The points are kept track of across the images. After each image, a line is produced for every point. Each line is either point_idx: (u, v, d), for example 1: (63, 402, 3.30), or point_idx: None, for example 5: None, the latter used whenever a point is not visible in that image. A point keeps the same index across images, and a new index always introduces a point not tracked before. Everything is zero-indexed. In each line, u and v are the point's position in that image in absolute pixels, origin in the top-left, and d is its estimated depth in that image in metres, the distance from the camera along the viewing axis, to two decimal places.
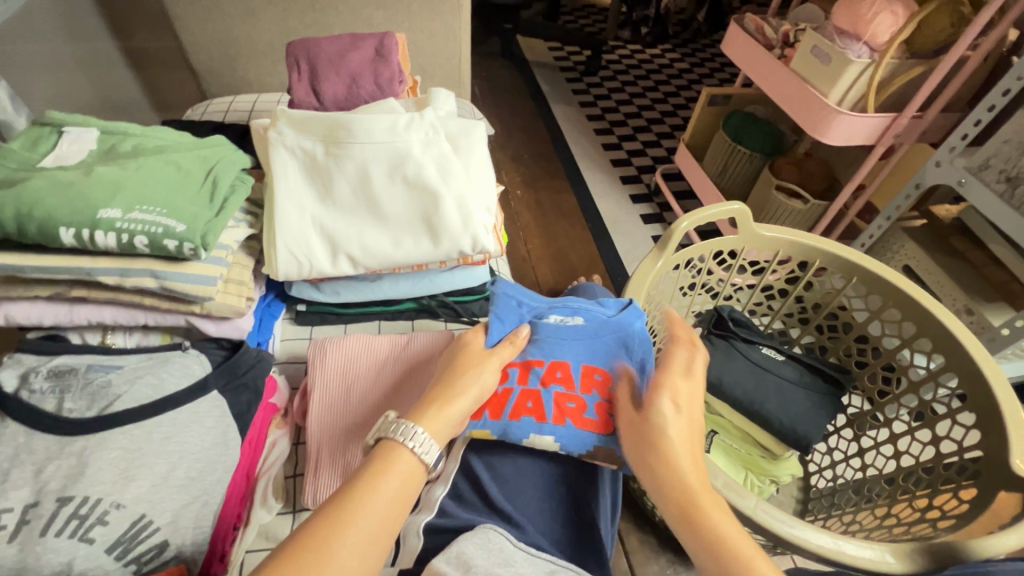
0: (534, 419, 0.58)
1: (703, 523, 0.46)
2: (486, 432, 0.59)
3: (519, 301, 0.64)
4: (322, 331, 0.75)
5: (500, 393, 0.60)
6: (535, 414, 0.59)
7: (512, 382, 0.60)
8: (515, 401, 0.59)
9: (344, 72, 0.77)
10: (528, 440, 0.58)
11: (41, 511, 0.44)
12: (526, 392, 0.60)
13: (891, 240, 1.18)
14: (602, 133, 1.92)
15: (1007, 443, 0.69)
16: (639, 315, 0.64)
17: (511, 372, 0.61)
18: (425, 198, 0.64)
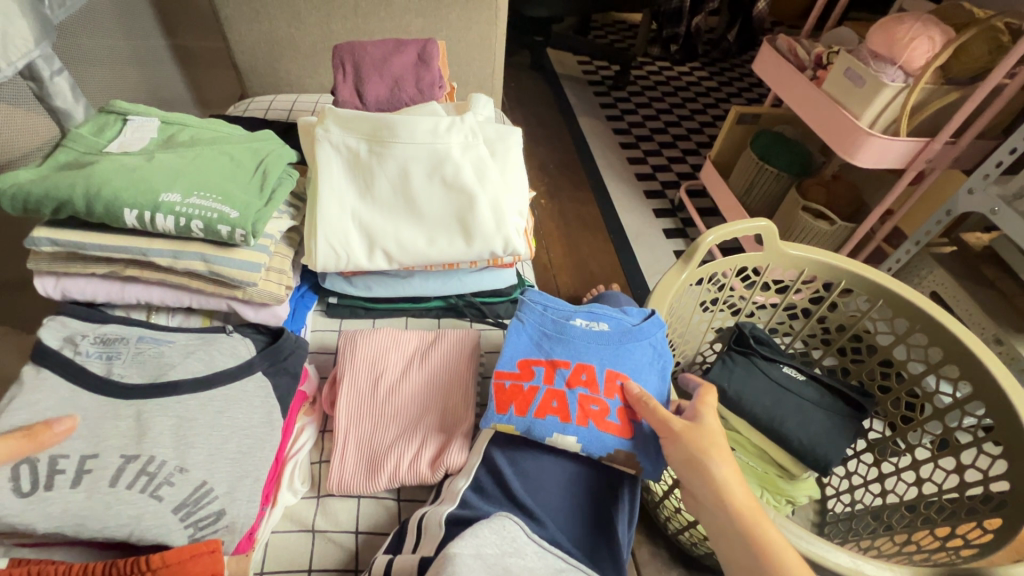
0: (558, 418, 0.58)
1: (757, 526, 0.51)
2: (511, 428, 0.59)
3: (544, 305, 0.68)
4: (351, 324, 0.77)
5: (526, 391, 0.60)
6: (559, 414, 0.59)
7: (537, 381, 0.61)
8: (541, 400, 0.59)
9: (387, 75, 0.80)
10: (550, 439, 0.58)
11: (103, 463, 0.48)
12: (551, 391, 0.60)
13: (920, 266, 1.17)
14: (628, 146, 1.94)
15: None
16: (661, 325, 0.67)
17: (538, 370, 0.62)
18: (461, 199, 0.66)
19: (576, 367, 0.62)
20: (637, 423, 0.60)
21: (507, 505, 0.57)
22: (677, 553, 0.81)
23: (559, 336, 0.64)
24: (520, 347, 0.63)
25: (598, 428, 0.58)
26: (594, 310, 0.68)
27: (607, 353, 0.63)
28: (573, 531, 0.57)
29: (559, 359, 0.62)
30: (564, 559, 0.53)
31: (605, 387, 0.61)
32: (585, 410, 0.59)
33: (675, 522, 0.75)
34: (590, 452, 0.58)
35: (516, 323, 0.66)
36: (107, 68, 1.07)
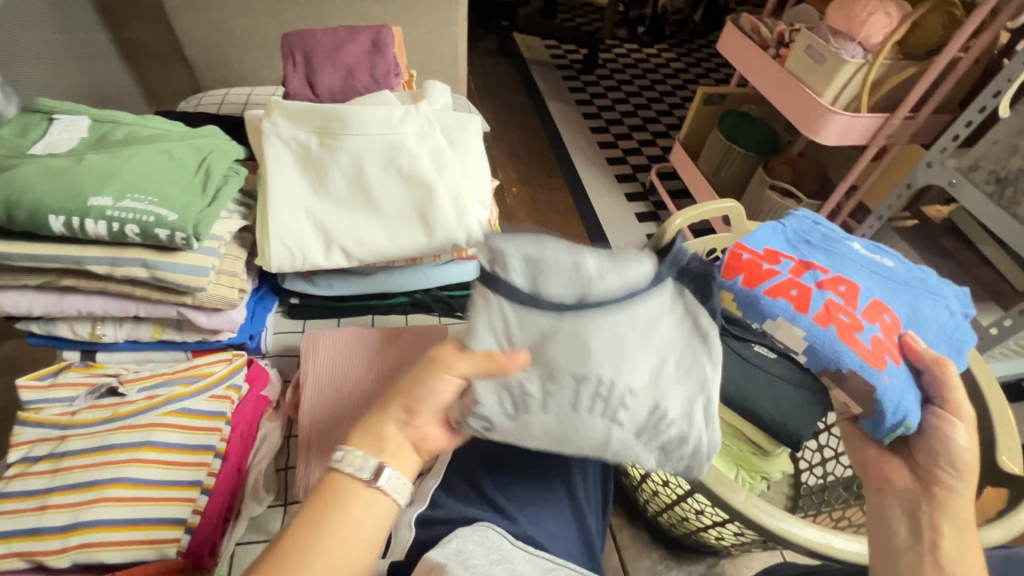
0: (791, 305, 0.56)
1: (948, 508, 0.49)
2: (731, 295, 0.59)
3: (816, 223, 0.64)
4: (315, 324, 0.75)
5: (765, 270, 0.58)
6: (795, 302, 0.56)
7: (782, 268, 0.58)
8: (780, 283, 0.57)
9: (340, 64, 0.77)
10: (773, 321, 0.56)
11: None
12: (795, 281, 0.57)
13: (884, 240, 1.19)
14: (598, 131, 1.92)
15: (993, 438, 0.71)
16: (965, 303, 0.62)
17: (789, 263, 0.59)
18: (420, 191, 0.64)
19: (836, 276, 0.58)
20: (892, 362, 0.53)
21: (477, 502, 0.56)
22: (657, 535, 0.81)
23: (825, 249, 0.61)
24: (772, 240, 0.61)
25: (839, 336, 0.53)
26: (881, 250, 0.65)
27: (877, 284, 0.59)
28: (549, 526, 0.56)
29: (817, 263, 0.59)
30: (553, 559, 0.53)
31: (868, 309, 0.56)
32: (831, 314, 0.55)
33: (653, 505, 0.75)
34: (813, 351, 0.55)
35: (775, 224, 0.64)
36: (36, 64, 1.00)
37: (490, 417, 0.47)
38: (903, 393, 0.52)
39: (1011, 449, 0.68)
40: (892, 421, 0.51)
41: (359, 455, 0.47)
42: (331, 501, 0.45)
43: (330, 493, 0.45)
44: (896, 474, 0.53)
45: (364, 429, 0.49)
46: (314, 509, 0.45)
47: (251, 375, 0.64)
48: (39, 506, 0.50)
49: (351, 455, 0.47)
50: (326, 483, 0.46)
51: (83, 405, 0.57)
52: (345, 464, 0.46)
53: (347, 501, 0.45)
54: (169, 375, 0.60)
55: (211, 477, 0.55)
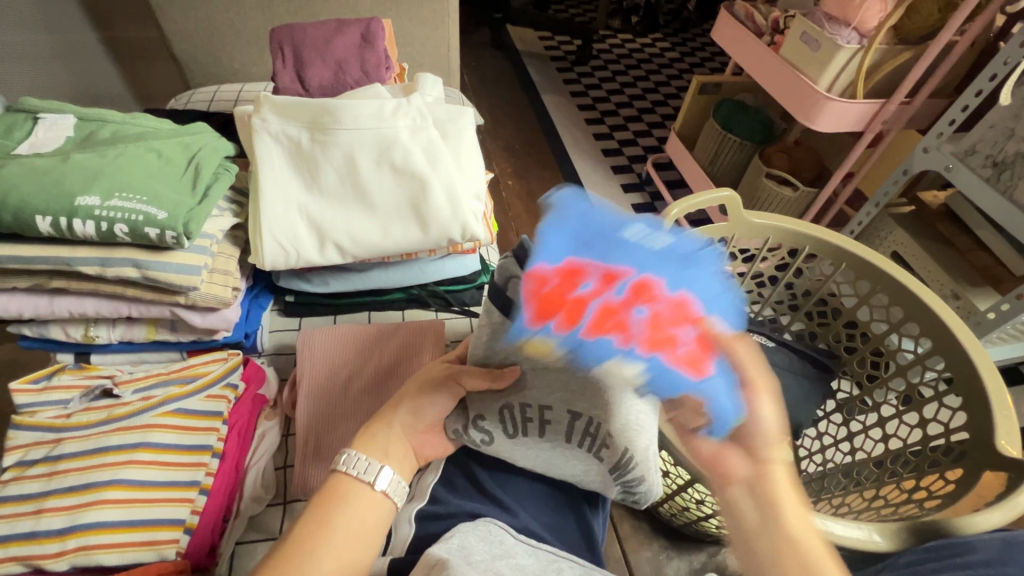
0: (612, 338, 0.41)
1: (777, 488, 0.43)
2: (550, 344, 0.42)
3: (603, 195, 0.44)
4: (311, 322, 0.74)
5: (576, 297, 0.40)
6: (616, 333, 0.41)
7: (591, 287, 0.40)
8: (591, 310, 0.40)
9: (330, 59, 0.76)
10: (603, 365, 0.43)
11: None
12: (609, 304, 0.40)
13: (880, 227, 1.18)
14: (593, 122, 1.91)
15: (993, 424, 0.70)
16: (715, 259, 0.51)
17: (588, 281, 0.40)
18: (413, 185, 0.63)
19: (644, 279, 0.40)
20: (720, 363, 0.43)
21: (477, 497, 0.57)
22: (659, 526, 0.81)
23: (601, 239, 0.41)
24: (563, 247, 0.40)
25: (665, 357, 0.41)
26: (656, 218, 0.46)
27: (675, 274, 0.41)
28: (544, 518, 0.58)
29: (619, 267, 0.40)
30: (554, 552, 0.53)
31: (687, 307, 0.41)
32: (651, 331, 0.40)
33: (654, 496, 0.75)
34: (652, 390, 0.43)
35: (553, 211, 0.41)
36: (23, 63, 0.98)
37: (491, 432, 0.56)
38: (735, 392, 0.43)
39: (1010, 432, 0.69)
40: (729, 428, 0.44)
41: (363, 460, 0.50)
42: (337, 502, 0.47)
43: (335, 494, 0.48)
44: (730, 464, 0.45)
45: (367, 434, 0.53)
46: (319, 510, 0.47)
47: (247, 375, 0.64)
48: (35, 510, 0.49)
49: (355, 459, 0.50)
50: (330, 485, 0.49)
51: (78, 408, 0.56)
52: (353, 467, 0.49)
53: (352, 501, 0.48)
54: (164, 376, 0.60)
55: (209, 477, 0.55)
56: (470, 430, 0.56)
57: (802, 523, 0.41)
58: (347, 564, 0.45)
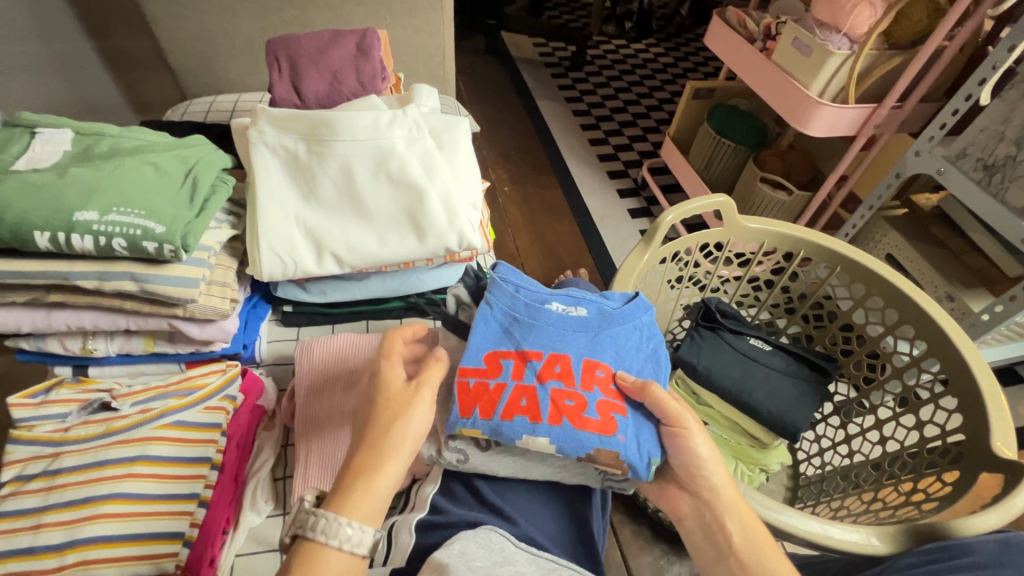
0: (527, 418, 0.52)
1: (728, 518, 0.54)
2: (477, 432, 0.53)
3: (516, 287, 0.60)
4: (309, 331, 0.75)
5: (492, 390, 0.53)
6: (529, 414, 0.52)
7: (504, 377, 0.54)
8: (509, 398, 0.53)
9: (325, 69, 0.76)
10: (522, 441, 0.52)
11: None
12: (520, 388, 0.53)
13: (875, 230, 1.19)
14: (589, 128, 1.92)
15: (988, 426, 0.71)
16: (647, 307, 0.62)
17: (507, 363, 0.55)
18: (409, 195, 0.63)
19: (549, 358, 0.55)
20: (624, 419, 0.54)
21: (477, 506, 0.57)
22: (659, 531, 0.81)
23: (531, 322, 0.57)
24: (488, 338, 0.56)
25: (574, 426, 0.52)
26: (572, 294, 0.62)
27: (585, 341, 0.57)
28: (545, 526, 0.58)
29: (529, 350, 0.55)
30: (555, 561, 0.53)
31: (582, 378, 0.55)
32: (559, 407, 0.52)
33: (654, 501, 0.76)
34: (567, 453, 0.52)
35: (483, 309, 0.58)
36: None
37: (465, 450, 0.56)
38: (640, 442, 0.53)
39: (1004, 433, 0.69)
40: (646, 474, 0.53)
41: (349, 527, 0.46)
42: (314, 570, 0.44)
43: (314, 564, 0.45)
44: (682, 504, 0.58)
45: (358, 495, 0.48)
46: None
47: (246, 385, 0.64)
48: (33, 525, 0.49)
49: (335, 526, 0.45)
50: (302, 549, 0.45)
51: (76, 421, 0.56)
52: (333, 538, 0.45)
53: (331, 569, 0.45)
54: (163, 388, 0.60)
55: (209, 489, 0.55)
56: (444, 451, 0.56)
57: (751, 538, 0.52)
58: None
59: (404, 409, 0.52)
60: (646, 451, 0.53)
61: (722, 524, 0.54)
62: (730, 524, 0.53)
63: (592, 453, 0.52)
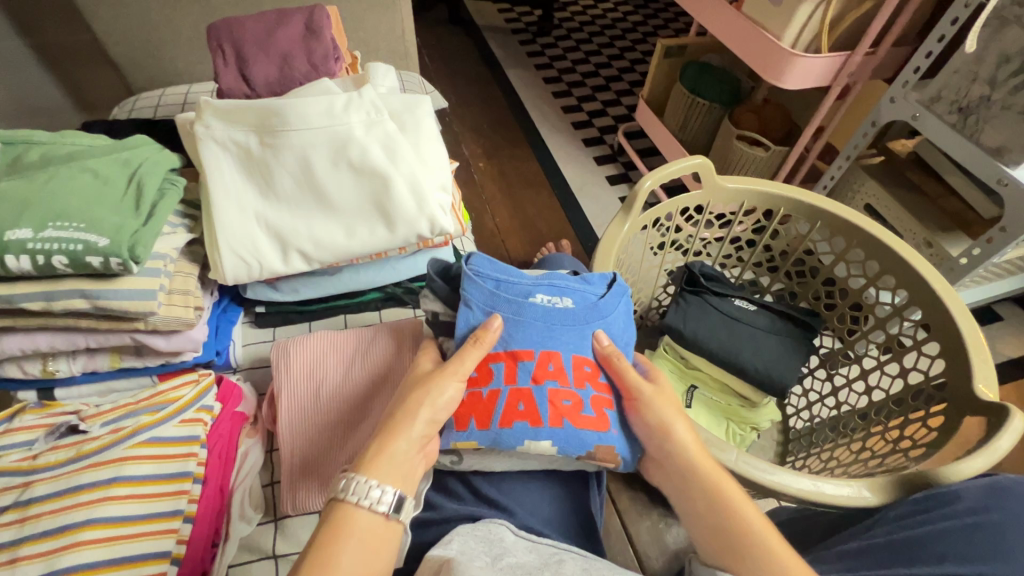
0: (527, 423, 0.54)
1: (719, 498, 0.50)
2: (474, 443, 0.55)
3: (495, 282, 0.59)
4: (285, 331, 0.72)
5: (486, 399, 0.55)
6: (528, 418, 0.54)
7: (497, 384, 0.56)
8: (506, 404, 0.54)
9: (273, 53, 0.72)
10: (523, 446, 0.54)
11: None
12: (515, 392, 0.55)
13: (853, 180, 1.19)
14: (561, 95, 1.87)
15: (970, 367, 0.72)
16: (627, 291, 0.63)
17: (497, 367, 0.56)
18: (375, 183, 0.60)
19: (541, 357, 0.56)
20: (609, 413, 0.56)
21: (475, 502, 0.58)
22: None
23: (516, 318, 0.57)
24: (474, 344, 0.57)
25: (574, 426, 0.54)
26: (555, 283, 0.60)
27: (573, 337, 0.58)
28: (541, 511, 0.58)
29: (520, 351, 0.56)
30: (556, 546, 0.52)
31: (574, 376, 0.56)
32: (557, 408, 0.54)
33: None
34: (569, 453, 0.54)
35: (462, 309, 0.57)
36: None
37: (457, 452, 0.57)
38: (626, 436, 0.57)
39: (986, 375, 0.71)
40: (633, 465, 0.56)
41: (371, 487, 0.47)
42: (346, 531, 0.45)
43: (341, 519, 0.46)
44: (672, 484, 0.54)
45: (373, 452, 0.49)
46: (324, 538, 0.45)
47: (223, 394, 0.62)
48: (10, 559, 0.47)
49: (364, 487, 0.47)
50: (337, 514, 0.46)
51: (45, 447, 0.53)
52: (356, 496, 0.46)
53: (360, 531, 0.46)
54: (133, 405, 0.57)
55: (193, 504, 0.54)
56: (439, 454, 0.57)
57: (730, 522, 0.49)
58: None
59: (422, 386, 0.53)
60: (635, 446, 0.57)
61: (710, 508, 0.50)
62: (705, 507, 0.50)
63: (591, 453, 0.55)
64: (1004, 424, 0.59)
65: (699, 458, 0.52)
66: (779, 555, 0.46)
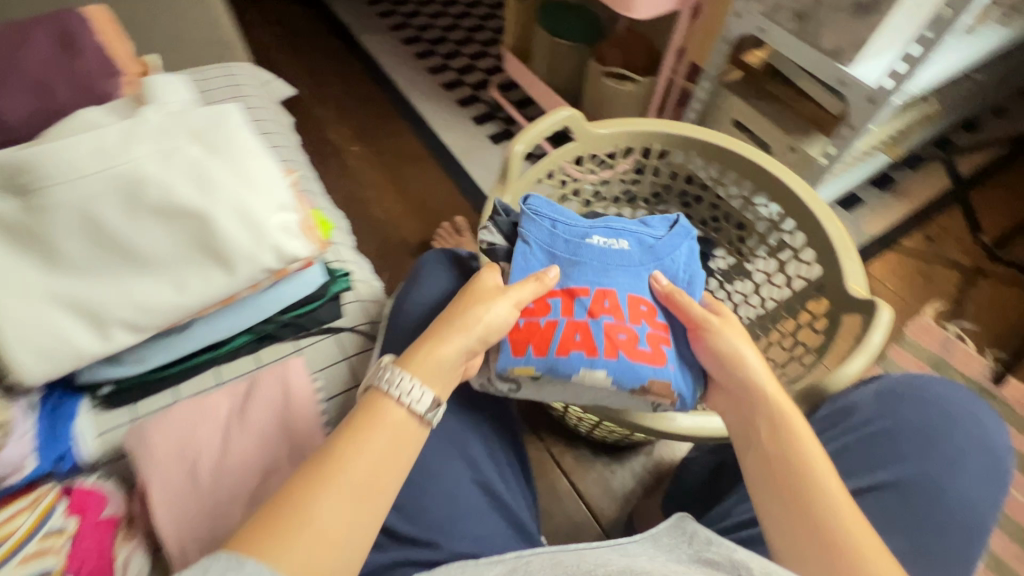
0: (584, 352, 0.58)
1: (789, 430, 0.52)
2: (531, 369, 0.58)
3: (553, 222, 0.65)
4: (146, 406, 0.63)
5: (544, 328, 0.60)
6: (584, 347, 0.58)
7: (555, 315, 0.60)
8: (564, 334, 0.59)
9: (23, 79, 0.57)
10: (579, 375, 0.58)
11: None
12: (572, 323, 0.60)
13: (718, 99, 1.21)
14: (424, 55, 1.74)
15: (842, 267, 0.78)
16: (687, 234, 0.68)
17: (557, 302, 0.61)
18: (190, 222, 0.51)
19: (598, 294, 0.61)
20: (667, 350, 0.60)
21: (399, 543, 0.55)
22: None
23: (572, 259, 0.64)
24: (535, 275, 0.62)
25: (629, 358, 0.58)
26: (612, 227, 0.67)
27: (628, 279, 0.63)
28: (471, 532, 0.55)
29: (578, 288, 0.62)
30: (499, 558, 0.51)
31: (630, 313, 0.61)
32: (613, 341, 0.59)
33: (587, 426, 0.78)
34: (623, 383, 0.58)
35: (523, 244, 0.64)
36: None
37: (517, 382, 0.61)
38: (685, 372, 0.60)
39: (855, 273, 0.76)
40: (690, 403, 0.60)
41: (413, 385, 0.48)
42: (377, 418, 0.47)
43: (374, 410, 0.47)
44: (740, 421, 0.56)
45: (423, 353, 0.51)
46: (356, 419, 0.47)
47: (77, 505, 0.52)
48: None
49: (403, 381, 0.48)
50: (373, 399, 0.48)
51: None
52: (395, 389, 0.48)
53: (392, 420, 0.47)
54: None
55: None
56: (496, 381, 0.60)
57: (791, 453, 0.51)
58: (359, 513, 0.42)
59: (485, 301, 0.54)
60: (691, 378, 0.60)
61: (776, 442, 0.52)
62: (773, 443, 0.52)
63: (645, 383, 0.58)
64: (874, 321, 0.65)
65: (773, 393, 0.54)
66: (836, 489, 0.48)
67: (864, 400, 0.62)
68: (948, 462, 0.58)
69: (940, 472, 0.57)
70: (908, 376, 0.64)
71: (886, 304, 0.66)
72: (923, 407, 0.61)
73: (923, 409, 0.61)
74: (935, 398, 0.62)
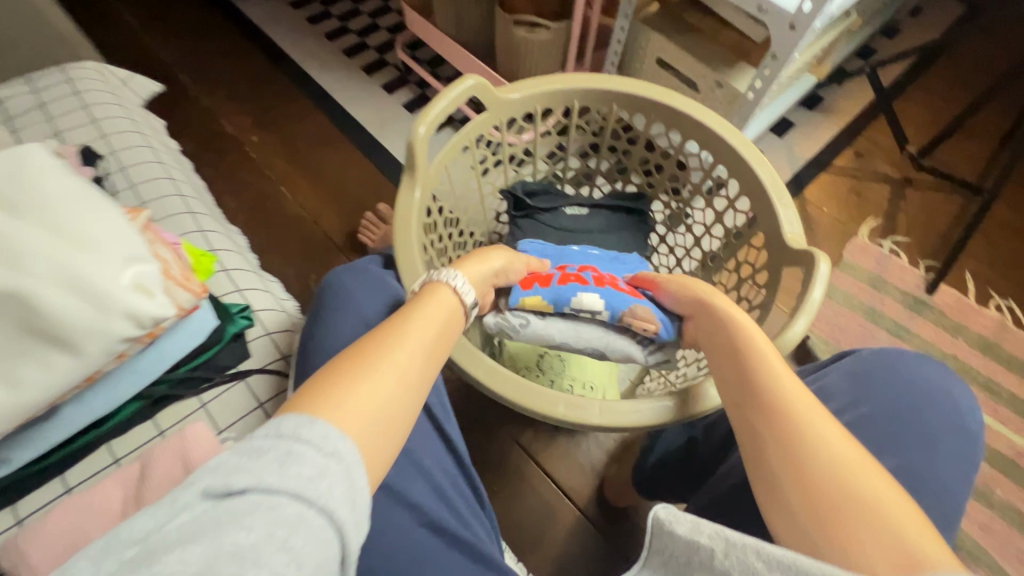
0: (578, 284, 0.67)
1: (769, 368, 0.50)
2: (538, 299, 0.66)
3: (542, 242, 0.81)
4: (30, 504, 0.55)
5: (546, 275, 0.69)
6: (579, 282, 0.68)
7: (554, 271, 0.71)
8: (562, 277, 0.69)
9: None
10: (576, 299, 0.66)
11: None
12: (569, 274, 0.70)
13: (638, 37, 1.13)
14: (318, 18, 1.55)
15: (776, 214, 0.74)
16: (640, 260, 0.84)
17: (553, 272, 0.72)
18: (11, 305, 0.44)
19: (584, 267, 0.73)
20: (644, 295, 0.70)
21: None
22: None
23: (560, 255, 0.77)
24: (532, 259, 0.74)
25: (614, 290, 0.68)
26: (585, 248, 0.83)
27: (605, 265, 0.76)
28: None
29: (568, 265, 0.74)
30: None
31: (611, 276, 0.72)
32: (600, 282, 0.69)
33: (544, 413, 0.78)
34: (612, 304, 0.66)
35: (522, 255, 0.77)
36: None
37: (527, 316, 0.66)
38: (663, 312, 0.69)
39: (790, 220, 0.73)
40: (671, 329, 0.66)
41: (462, 280, 0.54)
42: (433, 298, 0.51)
43: (432, 293, 0.52)
44: (724, 364, 0.54)
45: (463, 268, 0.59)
46: (417, 300, 0.50)
47: None
48: None
49: (454, 276, 0.54)
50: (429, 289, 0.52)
51: None
52: (449, 280, 0.54)
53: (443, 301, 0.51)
54: None
55: None
56: (510, 314, 0.66)
57: (776, 391, 0.48)
58: (411, 384, 0.42)
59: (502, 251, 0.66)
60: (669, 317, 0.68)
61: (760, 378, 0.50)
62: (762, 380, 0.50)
63: (631, 308, 0.66)
64: (813, 275, 0.63)
65: (754, 334, 0.54)
66: (823, 422, 0.45)
67: (838, 384, 0.61)
68: (927, 446, 0.56)
69: (920, 459, 0.55)
70: (880, 353, 0.64)
71: (824, 256, 0.64)
72: (896, 388, 0.60)
73: (896, 390, 0.60)
74: (907, 378, 0.62)
